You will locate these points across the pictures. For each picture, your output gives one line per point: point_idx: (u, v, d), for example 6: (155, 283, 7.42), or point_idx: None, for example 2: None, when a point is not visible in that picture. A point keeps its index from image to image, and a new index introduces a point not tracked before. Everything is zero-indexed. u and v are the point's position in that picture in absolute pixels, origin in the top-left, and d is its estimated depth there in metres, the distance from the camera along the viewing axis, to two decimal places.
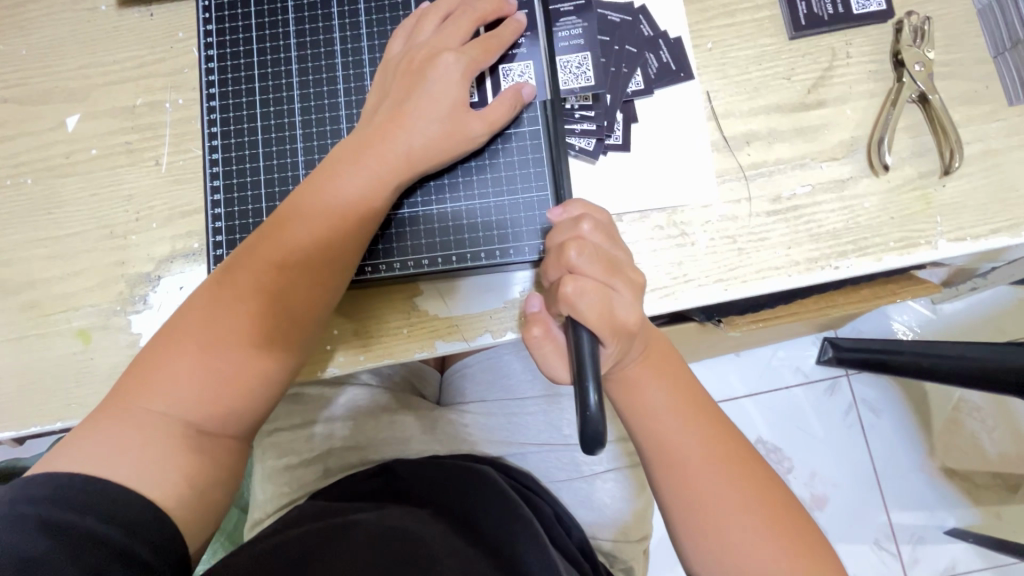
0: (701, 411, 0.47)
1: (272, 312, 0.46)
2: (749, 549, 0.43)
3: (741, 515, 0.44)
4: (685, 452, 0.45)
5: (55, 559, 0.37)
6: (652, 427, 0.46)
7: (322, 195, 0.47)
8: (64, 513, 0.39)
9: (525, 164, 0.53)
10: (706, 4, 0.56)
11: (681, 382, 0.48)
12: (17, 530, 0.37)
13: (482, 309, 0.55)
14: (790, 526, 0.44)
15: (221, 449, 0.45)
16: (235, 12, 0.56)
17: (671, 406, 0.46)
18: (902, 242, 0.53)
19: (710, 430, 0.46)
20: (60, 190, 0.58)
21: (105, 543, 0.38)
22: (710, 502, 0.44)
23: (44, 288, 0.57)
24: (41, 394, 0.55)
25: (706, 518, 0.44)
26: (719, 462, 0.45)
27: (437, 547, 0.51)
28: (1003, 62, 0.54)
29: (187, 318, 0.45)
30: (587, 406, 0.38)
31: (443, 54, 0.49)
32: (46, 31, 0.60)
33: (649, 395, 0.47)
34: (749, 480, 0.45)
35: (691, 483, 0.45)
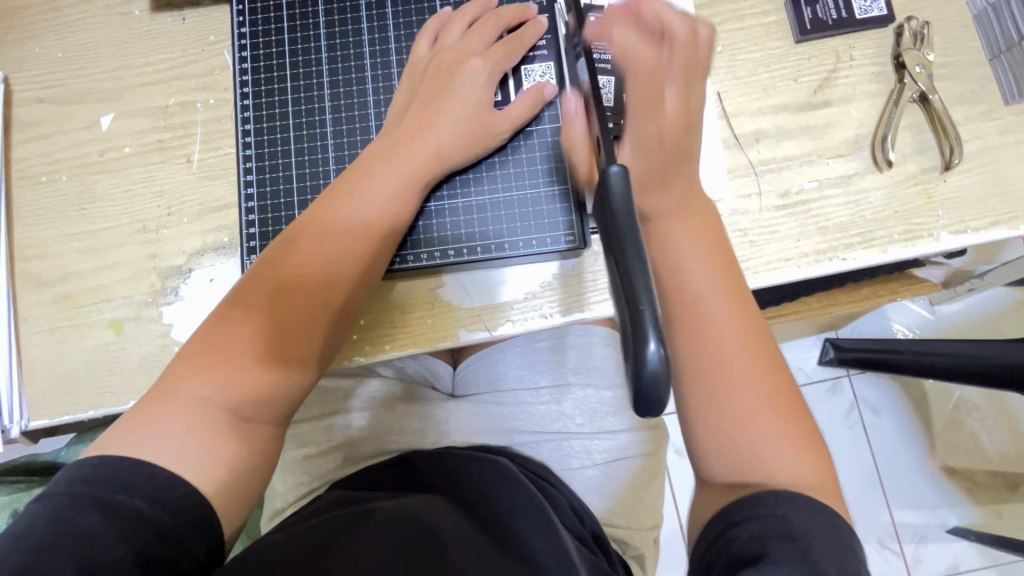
0: (734, 288, 0.47)
1: (311, 299, 0.47)
2: (759, 426, 0.44)
3: (758, 397, 0.44)
4: (715, 323, 0.46)
5: (106, 537, 0.39)
6: (682, 284, 0.46)
7: (362, 189, 0.49)
8: (115, 493, 0.41)
9: (546, 159, 0.55)
10: (716, 9, 0.59)
11: (719, 253, 0.48)
12: (72, 509, 0.40)
13: (504, 299, 0.57)
14: (795, 408, 0.45)
15: (258, 433, 0.47)
16: (268, 15, 0.58)
17: (704, 265, 0.47)
18: (906, 234, 0.55)
19: (741, 305, 0.46)
20: (94, 187, 0.60)
21: (151, 524, 0.40)
22: (729, 373, 0.45)
23: (78, 280, 0.59)
24: (75, 384, 0.57)
25: (724, 388, 0.45)
26: (743, 334, 0.45)
27: (449, 541, 0.52)
28: (999, 65, 0.57)
29: (230, 306, 0.47)
30: (646, 356, 0.28)
31: (472, 57, 0.53)
32: (82, 34, 0.62)
33: (684, 242, 0.47)
34: (765, 354, 0.46)
35: (714, 357, 0.45)
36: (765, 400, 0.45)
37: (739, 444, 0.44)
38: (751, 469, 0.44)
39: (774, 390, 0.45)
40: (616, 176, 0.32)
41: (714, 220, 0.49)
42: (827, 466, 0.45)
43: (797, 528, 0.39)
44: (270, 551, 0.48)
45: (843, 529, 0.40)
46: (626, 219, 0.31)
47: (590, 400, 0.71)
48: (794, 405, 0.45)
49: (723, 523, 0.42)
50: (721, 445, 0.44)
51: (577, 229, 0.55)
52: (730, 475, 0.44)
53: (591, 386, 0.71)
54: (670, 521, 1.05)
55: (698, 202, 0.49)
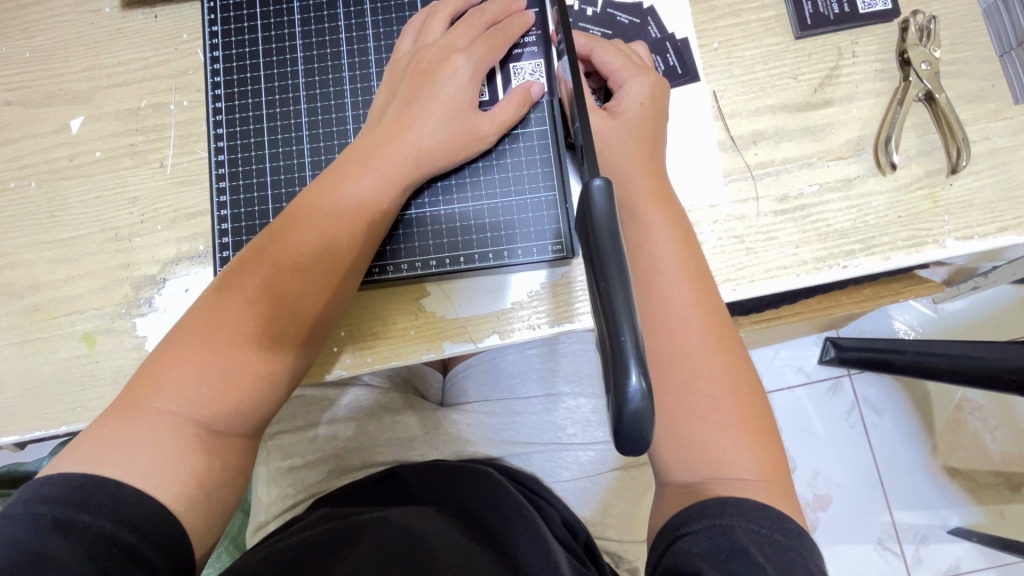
0: (700, 280, 0.47)
1: (283, 315, 0.45)
2: (717, 422, 0.43)
3: (721, 396, 0.44)
4: (679, 314, 0.45)
5: (71, 559, 0.37)
6: (654, 273, 0.46)
7: (343, 183, 0.47)
8: (77, 513, 0.38)
9: (532, 165, 0.53)
10: (711, 4, 0.56)
11: (687, 243, 0.47)
12: (32, 531, 0.38)
13: (490, 310, 0.55)
14: (756, 410, 0.44)
15: (230, 450, 0.45)
16: (241, 12, 0.56)
17: (675, 259, 0.46)
18: (910, 241, 0.53)
19: (707, 296, 0.46)
20: (64, 193, 0.58)
21: (116, 544, 0.38)
22: (689, 363, 0.44)
23: (48, 291, 0.57)
24: (45, 398, 0.55)
25: (687, 381, 0.44)
26: (710, 329, 0.45)
27: (437, 543, 0.51)
28: (1009, 61, 0.54)
29: (210, 299, 0.46)
30: (628, 394, 0.26)
31: (455, 55, 0.50)
32: (51, 33, 0.60)
33: (652, 230, 0.47)
34: (729, 349, 0.45)
35: (677, 348, 0.45)
36: (725, 395, 0.44)
37: (693, 440, 0.43)
38: (703, 464, 0.43)
39: (735, 385, 0.44)
40: (599, 190, 0.30)
41: (680, 205, 0.49)
42: (780, 464, 0.44)
43: (743, 542, 0.38)
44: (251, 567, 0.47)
45: (791, 529, 0.39)
46: (610, 240, 0.29)
47: (582, 411, 0.68)
48: (754, 401, 0.44)
49: (666, 539, 0.41)
50: (676, 441, 0.44)
51: (565, 238, 0.52)
52: (685, 471, 0.43)
53: (583, 395, 0.69)
54: None
55: (665, 190, 0.49)
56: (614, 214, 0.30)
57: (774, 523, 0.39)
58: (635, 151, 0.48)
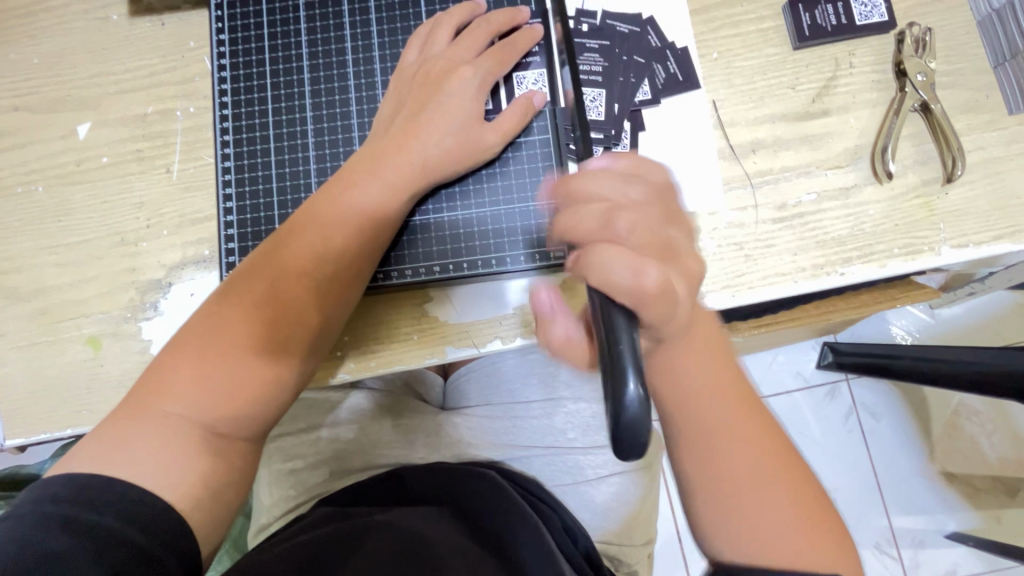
0: (740, 392, 0.41)
1: (290, 322, 0.46)
2: (790, 547, 0.38)
3: (783, 515, 0.39)
4: (723, 441, 0.40)
5: (80, 556, 0.37)
6: (688, 400, 0.40)
7: (349, 193, 0.48)
8: (85, 511, 0.39)
9: (534, 173, 0.53)
10: (711, 15, 0.57)
11: (720, 353, 0.42)
12: (40, 529, 0.38)
13: (492, 315, 0.56)
14: (823, 515, 0.40)
15: (235, 453, 0.45)
16: (248, 21, 0.56)
17: (709, 378, 0.40)
18: (906, 249, 0.54)
19: (748, 410, 0.41)
20: (71, 198, 0.58)
21: (123, 543, 0.39)
22: (748, 493, 0.39)
23: (54, 295, 0.57)
24: (51, 401, 0.55)
25: (743, 509, 0.39)
26: (755, 446, 0.40)
27: (443, 547, 0.51)
28: (1003, 73, 0.55)
29: (216, 306, 0.46)
30: (625, 401, 0.27)
31: (461, 67, 0.51)
32: (59, 40, 0.61)
33: (683, 363, 0.40)
34: (782, 455, 0.41)
35: (728, 478, 0.40)
36: (791, 521, 0.39)
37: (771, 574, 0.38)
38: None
39: (795, 496, 0.40)
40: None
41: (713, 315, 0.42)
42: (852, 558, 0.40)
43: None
44: (258, 566, 0.47)
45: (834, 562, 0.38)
46: (609, 258, 0.31)
47: (581, 414, 0.70)
48: (819, 510, 0.40)
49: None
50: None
51: None
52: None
53: (583, 400, 0.70)
54: (665, 528, 1.05)
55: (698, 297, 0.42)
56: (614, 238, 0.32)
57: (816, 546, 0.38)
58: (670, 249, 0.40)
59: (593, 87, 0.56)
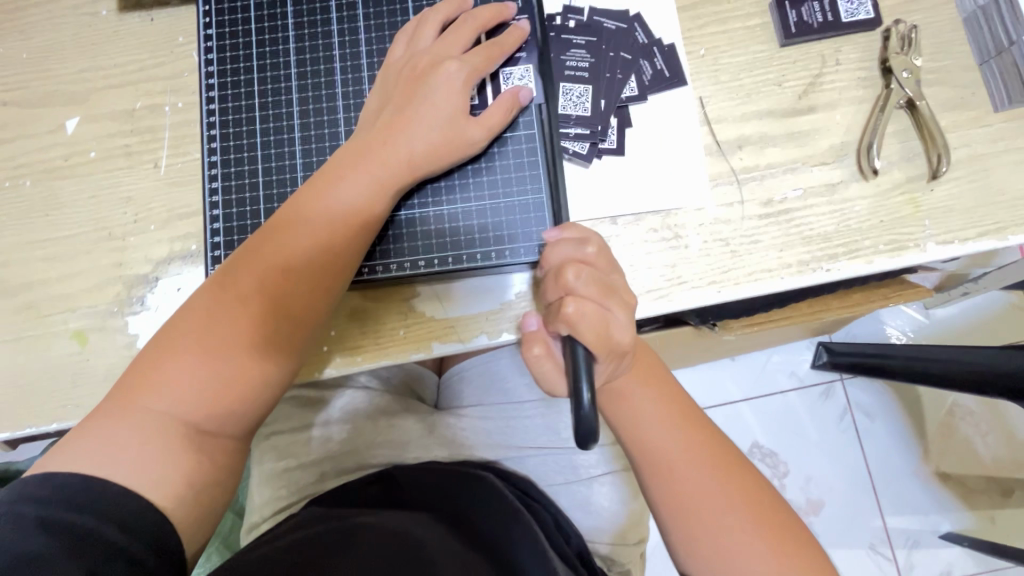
0: (690, 422, 0.49)
1: (275, 318, 0.46)
2: (741, 549, 0.45)
3: (732, 520, 0.46)
4: (675, 463, 0.48)
5: (55, 556, 0.37)
6: (640, 432, 0.49)
7: (335, 189, 0.48)
8: (63, 511, 0.39)
9: (520, 168, 0.53)
10: (698, 12, 0.57)
11: (665, 391, 0.50)
12: (15, 530, 0.38)
13: (479, 311, 0.56)
14: (771, 518, 0.46)
15: (219, 450, 0.45)
16: (236, 16, 0.56)
17: (657, 412, 0.49)
18: (892, 245, 0.54)
19: (694, 434, 0.49)
20: (59, 193, 0.58)
21: (102, 542, 0.39)
22: (699, 506, 0.47)
23: (41, 289, 0.57)
24: (37, 396, 0.55)
25: (696, 518, 0.47)
26: (701, 464, 0.47)
27: (434, 549, 0.51)
28: (989, 70, 0.55)
29: (202, 300, 0.46)
30: (580, 404, 0.39)
31: (447, 61, 0.51)
32: (47, 35, 0.61)
33: (633, 400, 0.49)
34: (728, 470, 0.48)
35: (681, 491, 0.47)
36: (747, 533, 0.46)
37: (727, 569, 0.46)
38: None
39: (744, 505, 0.46)
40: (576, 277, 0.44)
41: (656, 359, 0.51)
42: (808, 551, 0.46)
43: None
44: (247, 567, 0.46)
45: None
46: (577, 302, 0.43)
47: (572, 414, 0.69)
48: (770, 514, 0.46)
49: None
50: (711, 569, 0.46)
51: None
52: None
53: None
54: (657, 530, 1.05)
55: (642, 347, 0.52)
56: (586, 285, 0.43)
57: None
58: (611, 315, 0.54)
59: (578, 82, 0.56)
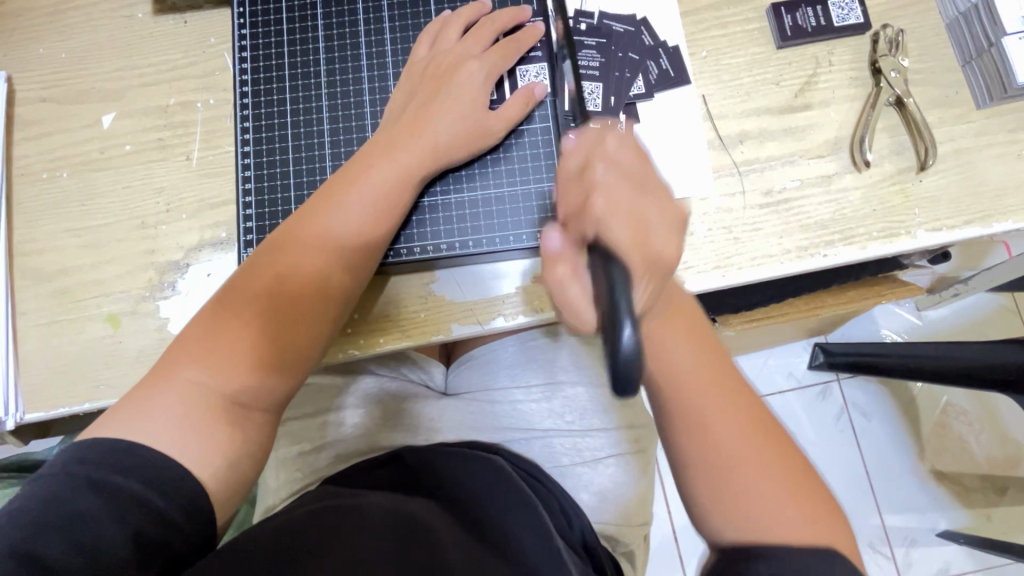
0: (723, 374, 0.45)
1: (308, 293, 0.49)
2: (774, 510, 0.41)
3: (762, 482, 0.41)
4: (707, 408, 0.43)
5: (103, 514, 0.40)
6: (668, 380, 0.44)
7: (366, 176, 0.51)
8: (110, 473, 0.41)
9: (536, 158, 0.57)
10: (700, 17, 0.62)
11: (699, 338, 0.46)
12: (68, 489, 0.40)
13: (496, 294, 0.59)
14: (807, 489, 0.42)
15: (252, 423, 0.47)
16: (268, 18, 0.60)
17: (688, 360, 0.44)
18: (884, 232, 0.57)
19: (728, 382, 0.44)
20: (94, 184, 0.61)
21: (143, 506, 0.41)
22: (726, 462, 0.42)
23: (76, 275, 0.60)
24: (71, 377, 0.58)
25: (719, 473, 0.42)
26: (732, 416, 0.43)
27: (444, 537, 0.52)
28: (970, 71, 0.59)
29: (242, 279, 0.49)
30: (620, 342, 0.33)
31: (469, 60, 0.55)
32: (86, 35, 0.64)
33: (665, 345, 0.44)
34: (761, 429, 0.43)
35: (703, 441, 0.43)
36: (777, 496, 0.41)
37: (754, 536, 0.41)
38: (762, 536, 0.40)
39: (774, 465, 0.42)
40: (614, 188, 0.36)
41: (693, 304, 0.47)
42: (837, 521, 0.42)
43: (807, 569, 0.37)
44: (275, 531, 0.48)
45: (840, 561, 0.38)
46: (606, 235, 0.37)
47: (579, 399, 0.72)
48: (801, 477, 0.42)
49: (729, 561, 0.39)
50: (731, 518, 0.41)
51: None
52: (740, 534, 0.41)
53: (581, 384, 0.73)
54: (661, 527, 1.07)
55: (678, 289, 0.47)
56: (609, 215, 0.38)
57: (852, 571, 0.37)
58: None
59: (589, 80, 0.59)
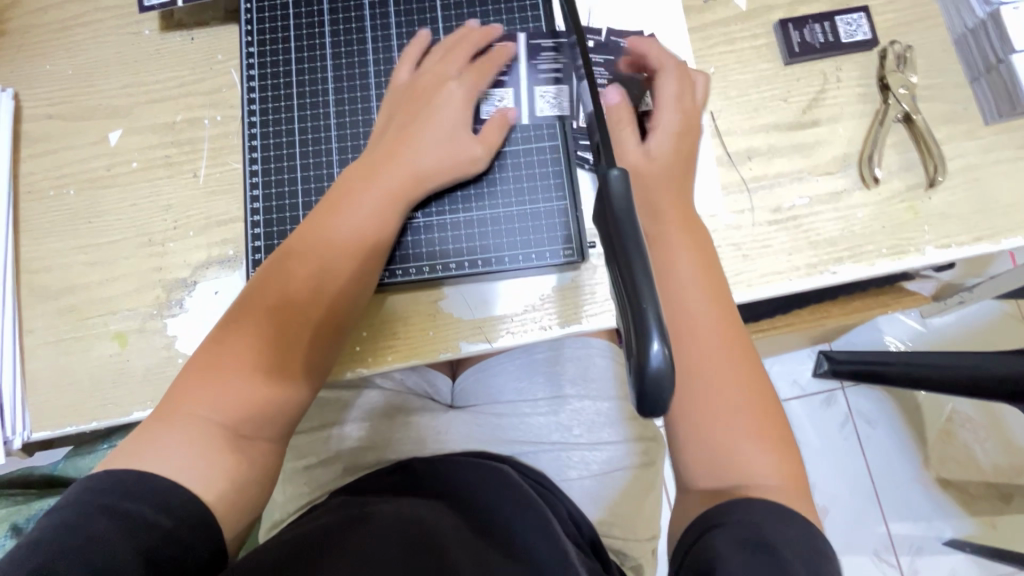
0: (724, 306, 0.50)
1: (309, 313, 0.49)
2: (741, 440, 0.46)
3: (738, 419, 0.47)
4: (701, 327, 0.48)
5: (114, 539, 0.39)
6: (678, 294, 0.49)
7: (352, 203, 0.51)
8: (120, 499, 0.41)
9: (546, 177, 0.57)
10: (708, 33, 0.62)
11: (709, 269, 0.51)
12: (78, 515, 0.40)
13: (504, 311, 0.59)
14: (777, 438, 0.47)
15: (258, 453, 0.48)
16: (276, 35, 0.60)
17: (695, 276, 0.50)
18: (894, 249, 0.57)
19: (728, 317, 0.49)
20: (101, 201, 0.61)
21: (155, 528, 0.41)
22: (710, 383, 0.47)
23: (83, 293, 0.60)
24: (78, 395, 0.57)
25: (706, 396, 0.47)
26: (726, 347, 0.48)
27: (448, 535, 0.53)
28: (979, 87, 0.59)
29: (236, 309, 0.49)
30: (650, 358, 0.29)
31: (447, 82, 0.55)
32: (92, 52, 0.64)
33: (678, 258, 0.50)
34: (748, 374, 0.48)
35: (702, 362, 0.48)
36: (748, 433, 0.46)
37: (723, 454, 0.46)
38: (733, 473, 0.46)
39: (751, 397, 0.47)
40: (616, 178, 0.34)
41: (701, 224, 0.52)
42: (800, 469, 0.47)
43: (773, 539, 0.40)
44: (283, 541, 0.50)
45: (810, 532, 0.41)
46: (625, 216, 0.33)
47: (586, 411, 0.72)
48: (771, 423, 0.47)
49: (700, 529, 0.42)
50: (705, 449, 0.47)
51: (575, 243, 0.56)
52: (715, 482, 0.46)
53: (588, 398, 0.72)
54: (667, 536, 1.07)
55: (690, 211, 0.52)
56: (630, 198, 0.33)
57: (805, 535, 0.40)
58: (666, 181, 0.52)
59: None
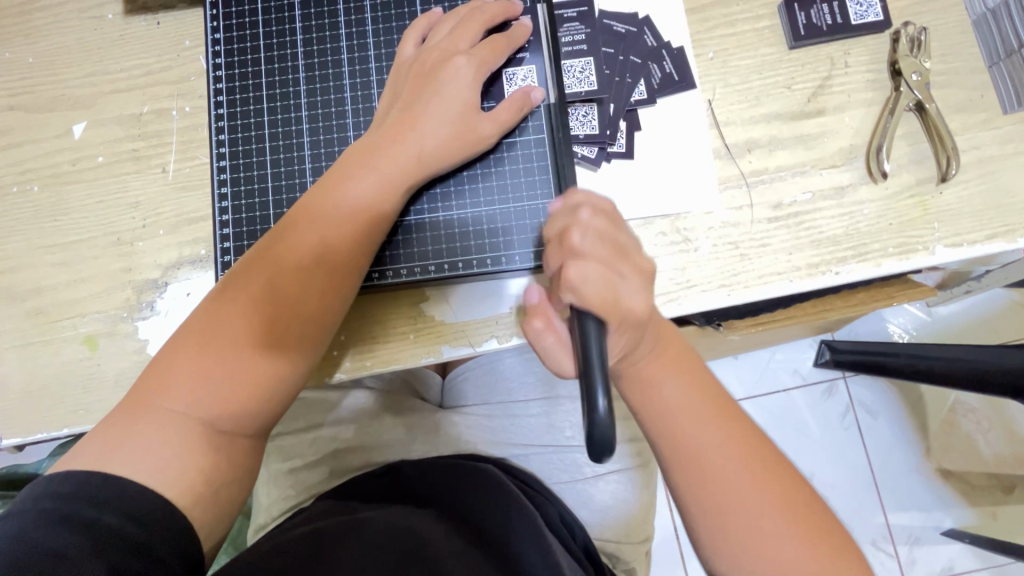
0: (706, 401, 0.44)
1: (300, 306, 0.46)
2: (772, 534, 0.41)
3: (767, 515, 0.41)
4: (689, 431, 0.42)
5: (77, 554, 0.36)
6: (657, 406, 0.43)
7: (351, 184, 0.48)
8: (85, 509, 0.38)
9: (530, 172, 0.54)
10: (706, 14, 0.57)
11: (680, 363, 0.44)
12: (38, 526, 0.37)
13: (489, 314, 0.56)
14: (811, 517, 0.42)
15: (238, 449, 0.45)
16: (244, 20, 0.56)
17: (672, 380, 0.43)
18: (901, 247, 0.54)
19: (712, 411, 0.43)
20: (66, 198, 0.58)
21: (124, 538, 0.38)
22: (718, 487, 0.42)
23: (50, 295, 0.57)
24: (48, 401, 0.55)
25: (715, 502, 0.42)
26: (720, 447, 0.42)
27: (441, 545, 0.50)
28: (998, 72, 0.55)
29: (219, 294, 0.46)
30: (596, 414, 0.33)
31: (456, 57, 0.51)
32: (53, 38, 0.60)
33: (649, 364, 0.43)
34: (756, 459, 0.42)
35: (701, 468, 0.42)
36: (774, 525, 0.41)
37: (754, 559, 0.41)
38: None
39: (771, 486, 0.42)
40: None
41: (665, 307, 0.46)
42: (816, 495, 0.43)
43: None
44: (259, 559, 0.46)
45: None
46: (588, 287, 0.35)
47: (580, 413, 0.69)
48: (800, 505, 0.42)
49: None
50: (735, 558, 0.42)
51: None
52: None
53: None
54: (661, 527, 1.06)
55: None
56: None
57: None
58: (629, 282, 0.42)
59: (585, 87, 0.56)
